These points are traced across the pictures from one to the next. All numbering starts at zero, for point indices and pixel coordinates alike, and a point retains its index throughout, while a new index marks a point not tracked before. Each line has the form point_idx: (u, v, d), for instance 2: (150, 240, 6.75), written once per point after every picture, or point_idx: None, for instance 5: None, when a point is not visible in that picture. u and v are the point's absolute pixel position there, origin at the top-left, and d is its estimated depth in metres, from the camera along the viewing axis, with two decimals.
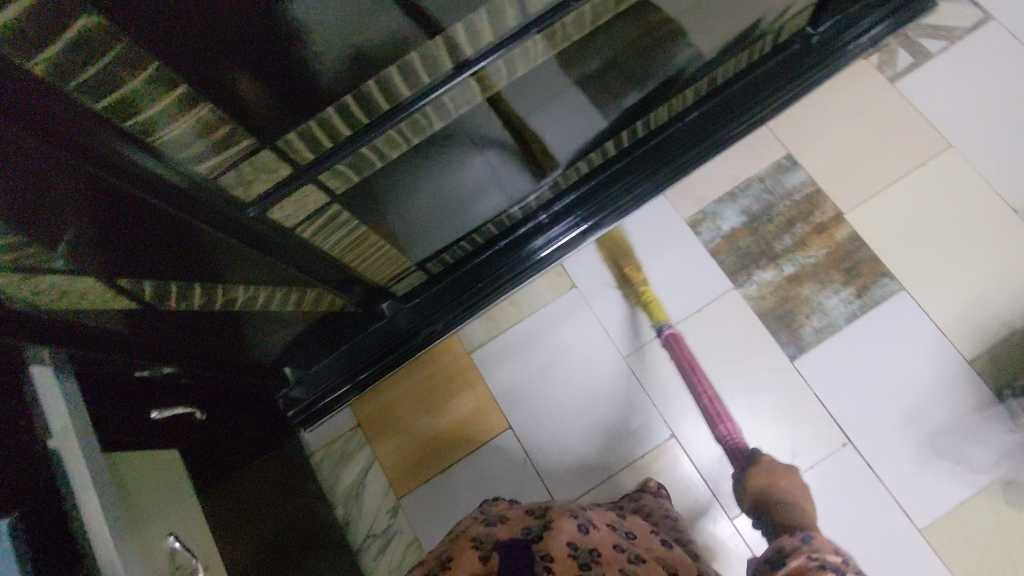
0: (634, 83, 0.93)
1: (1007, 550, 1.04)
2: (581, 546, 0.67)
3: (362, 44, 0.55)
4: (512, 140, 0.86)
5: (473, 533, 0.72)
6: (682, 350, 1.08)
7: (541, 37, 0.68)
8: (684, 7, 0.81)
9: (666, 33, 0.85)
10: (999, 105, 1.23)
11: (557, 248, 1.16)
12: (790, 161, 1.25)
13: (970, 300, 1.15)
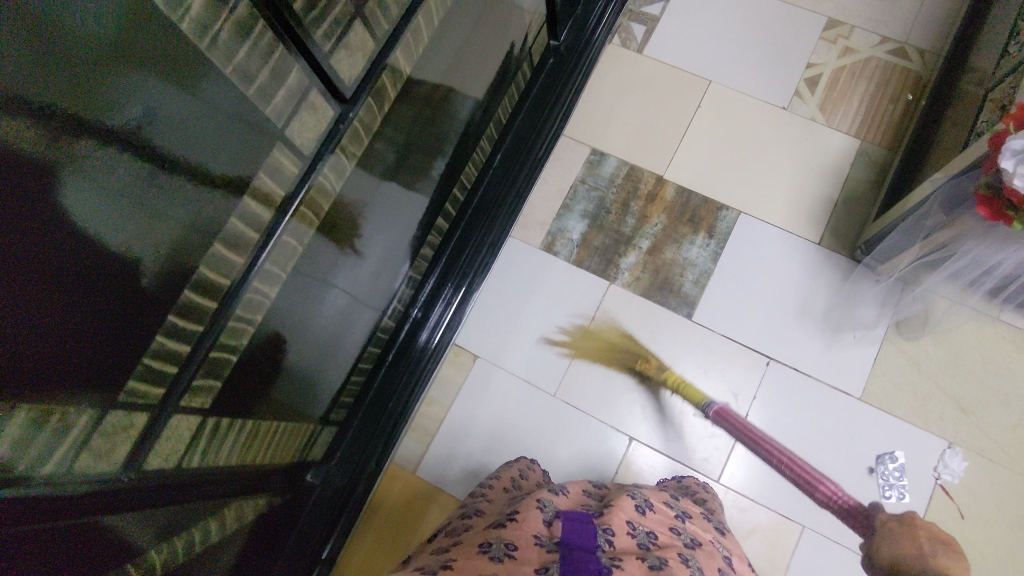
0: (432, 153, 0.95)
1: (925, 377, 1.18)
2: (639, 527, 0.70)
3: (179, 250, 0.53)
4: (349, 263, 0.86)
5: (538, 498, 0.75)
6: (737, 422, 1.14)
7: (330, 167, 0.68)
8: (437, 73, 0.85)
9: (436, 101, 0.89)
10: (726, 32, 1.40)
11: (444, 328, 1.17)
12: (596, 154, 1.34)
13: (794, 195, 1.28)
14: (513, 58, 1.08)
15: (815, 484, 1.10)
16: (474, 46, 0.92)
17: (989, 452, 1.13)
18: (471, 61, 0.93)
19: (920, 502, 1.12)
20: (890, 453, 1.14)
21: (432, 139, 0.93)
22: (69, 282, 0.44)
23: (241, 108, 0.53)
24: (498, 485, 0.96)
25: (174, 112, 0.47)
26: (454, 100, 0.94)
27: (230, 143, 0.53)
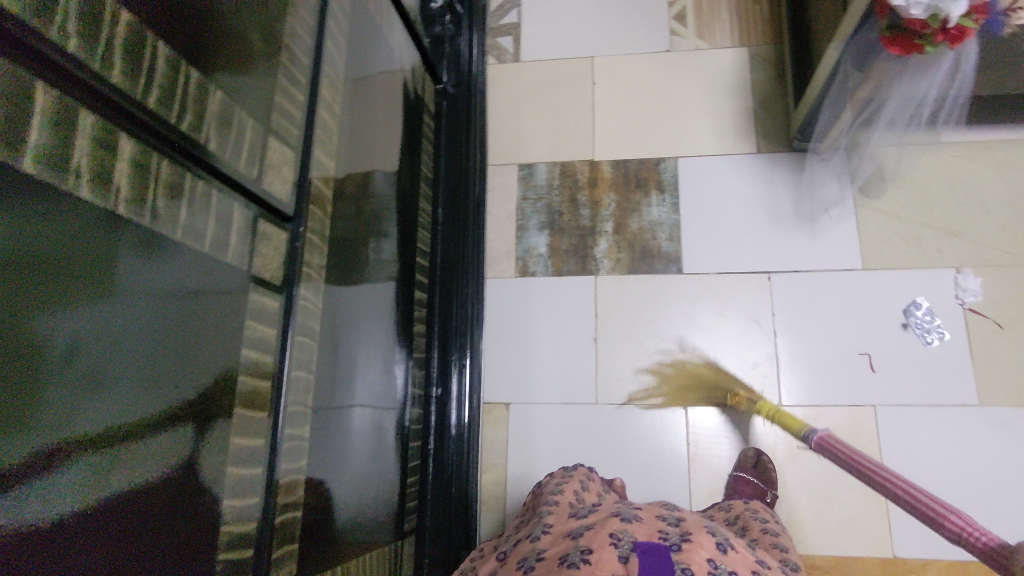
0: (378, 236, 0.94)
1: (910, 221, 1.21)
2: (722, 566, 0.59)
3: (185, 431, 0.50)
4: (355, 372, 0.84)
5: (610, 527, 0.64)
6: (842, 450, 0.90)
7: (304, 287, 0.66)
8: (349, 158, 0.85)
9: (361, 184, 0.88)
10: (584, 8, 1.45)
11: (469, 399, 1.12)
12: (525, 167, 1.35)
13: (715, 120, 1.32)
14: (411, 115, 1.07)
15: (943, 514, 0.70)
16: (372, 119, 0.93)
17: (995, 261, 1.16)
18: (375, 136, 0.94)
19: (961, 334, 1.14)
20: (913, 303, 1.16)
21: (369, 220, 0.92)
22: (107, 545, 0.42)
23: (171, 257, 0.49)
24: (564, 500, 0.83)
25: (108, 327, 0.43)
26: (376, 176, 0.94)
27: (171, 299, 0.49)
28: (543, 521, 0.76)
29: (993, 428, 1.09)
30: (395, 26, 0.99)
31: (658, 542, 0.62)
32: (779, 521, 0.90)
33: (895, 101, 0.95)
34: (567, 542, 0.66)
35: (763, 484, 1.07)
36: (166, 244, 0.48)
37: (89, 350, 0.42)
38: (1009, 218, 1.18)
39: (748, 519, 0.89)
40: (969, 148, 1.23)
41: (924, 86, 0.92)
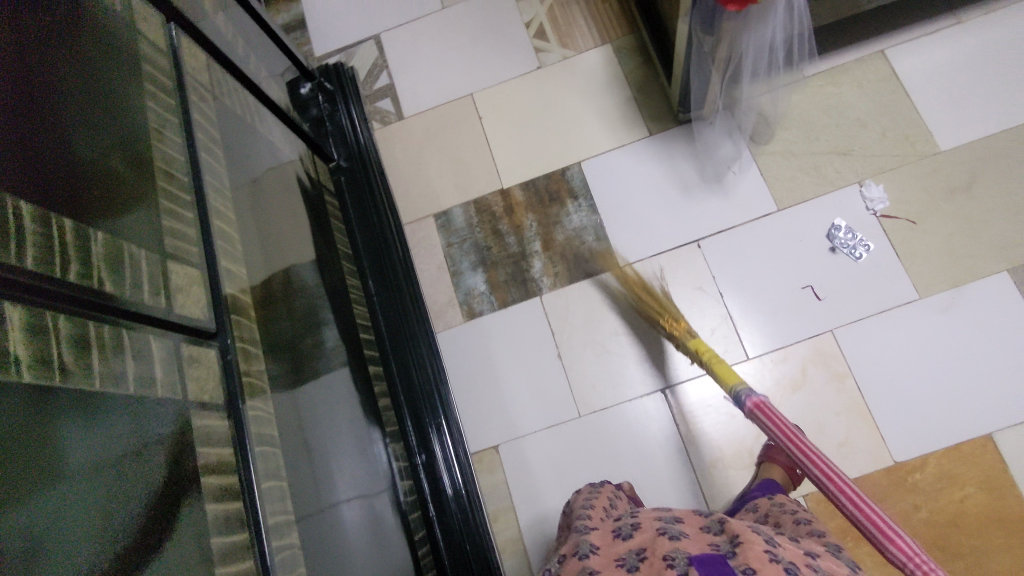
0: (315, 328, 0.94)
1: (805, 154, 1.28)
2: (781, 558, 0.60)
3: (191, 558, 0.51)
4: (328, 468, 0.83)
5: (661, 549, 0.64)
6: (777, 421, 0.81)
7: (251, 397, 0.65)
8: (261, 259, 0.85)
9: (281, 281, 0.88)
10: (449, 53, 1.49)
11: (459, 464, 1.06)
12: (442, 215, 1.36)
13: (602, 118, 1.37)
14: (309, 197, 1.06)
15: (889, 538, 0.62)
16: (272, 215, 0.92)
17: (889, 166, 1.24)
18: (282, 230, 0.93)
19: (884, 241, 1.20)
20: (833, 225, 1.22)
21: (299, 313, 0.91)
22: None
23: (108, 405, 0.49)
24: (597, 515, 0.82)
25: (70, 504, 0.44)
26: (294, 269, 0.93)
27: (122, 443, 0.49)
28: (581, 536, 0.74)
29: (940, 316, 1.14)
30: (269, 120, 0.99)
31: (712, 552, 0.62)
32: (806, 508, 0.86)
33: (749, 50, 1.00)
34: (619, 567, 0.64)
35: None
36: (96, 395, 0.49)
37: (60, 531, 0.43)
38: (887, 125, 1.26)
39: (777, 514, 0.85)
40: (832, 74, 1.31)
41: (772, 29, 0.97)
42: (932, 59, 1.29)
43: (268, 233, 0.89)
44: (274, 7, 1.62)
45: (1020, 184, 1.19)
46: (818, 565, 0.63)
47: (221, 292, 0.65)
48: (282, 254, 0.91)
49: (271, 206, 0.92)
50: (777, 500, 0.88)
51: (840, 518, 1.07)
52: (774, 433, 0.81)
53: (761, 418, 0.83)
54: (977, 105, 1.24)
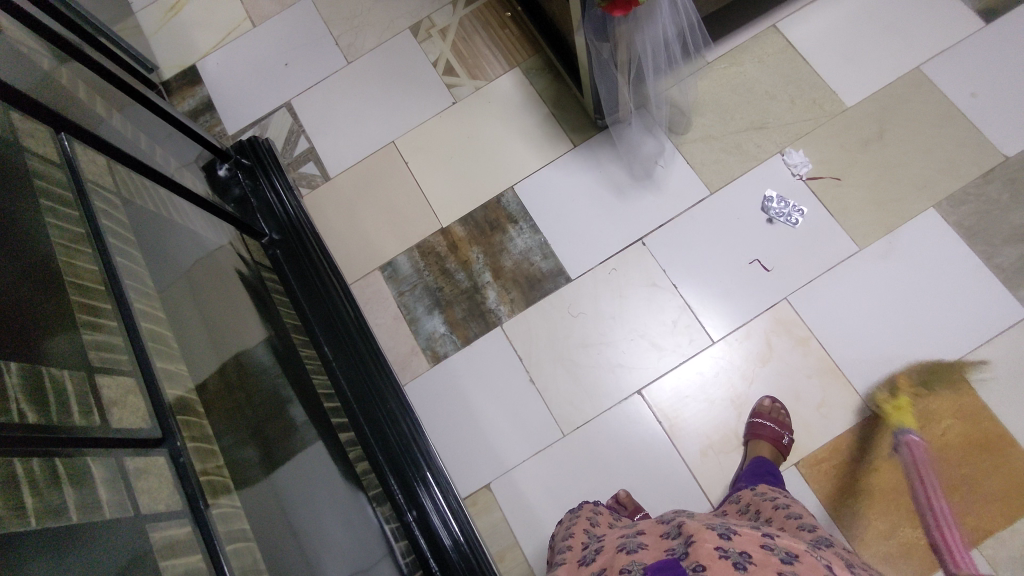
0: (273, 410, 0.92)
1: (724, 135, 1.31)
2: (732, 549, 0.59)
3: None
4: (304, 556, 0.81)
5: (619, 567, 0.65)
6: None
7: (212, 497, 0.62)
8: (204, 351, 0.83)
9: (231, 370, 0.87)
10: (363, 106, 1.50)
11: (453, 514, 1.02)
12: (388, 266, 1.35)
13: (525, 139, 1.39)
14: (244, 277, 1.03)
15: None
16: (208, 305, 0.90)
17: (803, 130, 1.28)
18: (221, 318, 0.91)
19: (815, 203, 1.23)
20: (764, 198, 1.25)
21: (252, 400, 0.88)
22: None
23: (50, 539, 0.47)
24: (574, 543, 0.83)
25: None
26: (241, 355, 0.91)
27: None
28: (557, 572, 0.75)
29: (883, 262, 1.18)
30: (190, 209, 0.97)
31: (668, 558, 0.62)
32: (788, 494, 0.89)
33: (645, 49, 1.02)
34: None
35: (778, 427, 1.08)
36: (37, 532, 0.46)
37: None
38: (794, 92, 1.31)
39: (758, 502, 0.88)
40: (732, 54, 1.35)
41: (662, 24, 0.99)
42: (821, 24, 1.34)
43: (205, 323, 0.86)
44: (178, 94, 1.60)
45: (927, 123, 1.24)
46: (773, 545, 0.61)
47: (161, 394, 0.62)
48: (225, 343, 0.89)
49: (205, 296, 0.90)
50: (758, 490, 0.91)
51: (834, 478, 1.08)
52: None
53: None
54: (871, 58, 1.30)
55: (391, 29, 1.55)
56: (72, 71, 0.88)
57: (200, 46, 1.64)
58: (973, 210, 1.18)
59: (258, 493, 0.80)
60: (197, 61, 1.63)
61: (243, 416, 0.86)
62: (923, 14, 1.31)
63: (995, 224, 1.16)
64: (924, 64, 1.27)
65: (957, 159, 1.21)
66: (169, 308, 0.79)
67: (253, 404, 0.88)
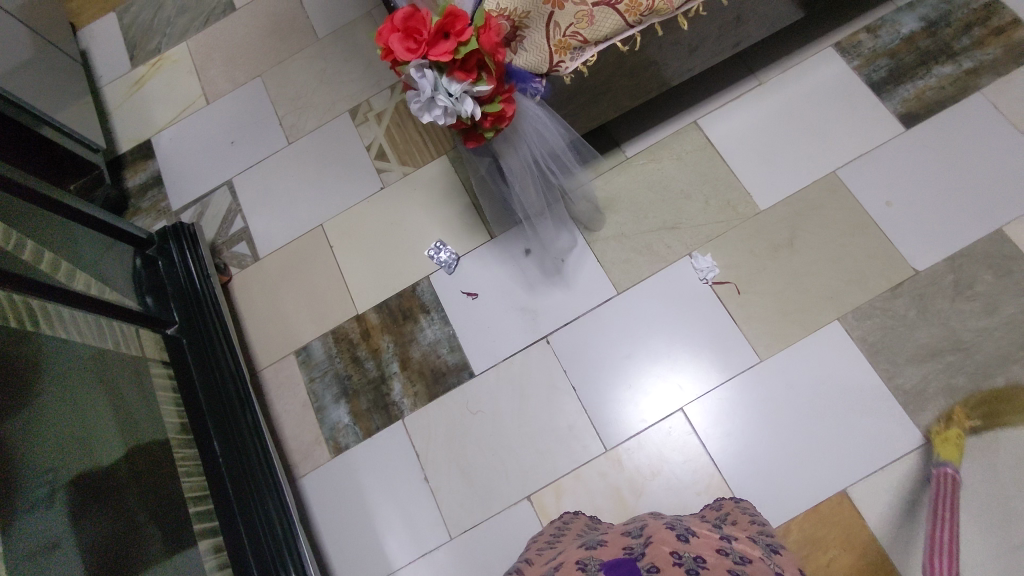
0: (150, 510, 0.98)
1: (636, 234, 1.29)
2: (686, 554, 0.64)
3: None
4: None
5: (574, 558, 0.68)
6: (945, 493, 0.96)
7: None
8: (52, 464, 0.87)
9: (92, 480, 0.91)
10: (297, 186, 1.53)
11: None
12: (302, 351, 1.37)
13: (444, 229, 1.40)
14: (129, 373, 1.07)
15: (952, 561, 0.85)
16: (70, 414, 0.93)
17: (715, 233, 1.25)
18: (83, 425, 0.94)
19: (720, 309, 1.21)
20: (669, 302, 1.23)
21: (118, 497, 0.94)
22: None
23: None
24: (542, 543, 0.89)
25: None
26: (98, 467, 0.93)
27: None
28: None
29: (784, 374, 1.15)
30: (69, 314, 1.01)
31: (624, 555, 0.65)
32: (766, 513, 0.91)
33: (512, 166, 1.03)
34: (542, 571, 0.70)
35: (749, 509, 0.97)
36: None
37: None
38: (709, 192, 1.28)
39: (738, 513, 0.90)
40: (652, 150, 1.33)
41: (525, 147, 1.00)
42: (741, 123, 1.32)
43: (63, 436, 0.90)
44: (131, 166, 1.67)
45: (838, 233, 1.21)
46: (728, 552, 0.67)
47: None
48: (83, 451, 0.92)
49: (66, 399, 0.93)
50: (740, 504, 0.93)
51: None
52: (940, 498, 0.96)
53: (943, 487, 0.97)
54: (787, 162, 1.27)
55: (331, 109, 1.58)
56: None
57: (155, 120, 1.71)
58: (877, 325, 1.14)
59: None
60: (153, 134, 1.69)
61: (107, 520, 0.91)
62: (844, 116, 1.28)
63: (899, 342, 1.12)
64: (840, 169, 1.25)
65: (866, 271, 1.17)
66: (5, 428, 0.82)
67: (123, 507, 0.94)
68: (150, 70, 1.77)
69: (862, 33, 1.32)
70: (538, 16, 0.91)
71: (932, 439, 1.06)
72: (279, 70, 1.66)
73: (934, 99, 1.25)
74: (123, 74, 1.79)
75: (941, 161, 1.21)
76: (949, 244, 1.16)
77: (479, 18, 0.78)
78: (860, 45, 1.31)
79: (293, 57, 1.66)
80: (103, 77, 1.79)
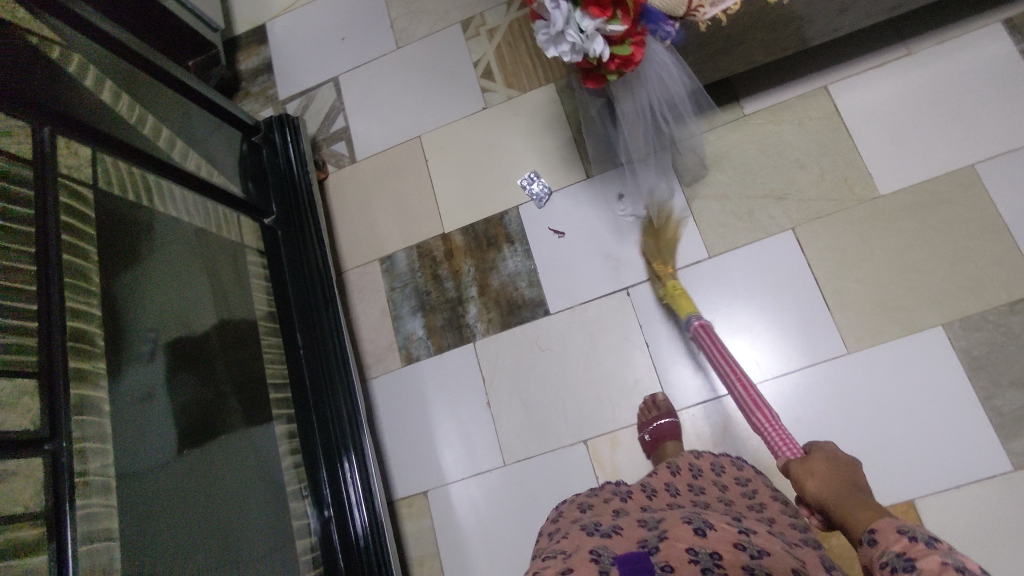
0: (235, 381, 1.05)
1: (742, 198, 1.22)
2: (702, 551, 0.63)
3: None
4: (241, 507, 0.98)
5: (590, 546, 0.69)
6: (710, 341, 1.04)
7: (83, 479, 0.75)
8: (160, 321, 0.94)
9: (191, 342, 0.99)
10: (401, 93, 1.52)
11: (369, 515, 1.16)
12: (387, 260, 1.41)
13: (541, 160, 1.37)
14: (227, 257, 1.13)
15: (755, 410, 0.97)
16: (176, 279, 1.00)
17: (827, 211, 1.18)
18: (187, 292, 1.01)
19: (815, 290, 1.15)
20: (762, 274, 1.18)
21: (210, 370, 1.01)
22: None
23: None
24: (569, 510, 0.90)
25: None
26: (194, 328, 1.00)
27: None
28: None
29: (870, 371, 1.10)
30: (180, 193, 1.06)
31: (639, 550, 0.66)
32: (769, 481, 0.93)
33: (625, 109, 0.98)
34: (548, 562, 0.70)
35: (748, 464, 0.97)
36: None
37: None
38: (829, 166, 1.19)
39: (758, 485, 0.91)
40: (776, 110, 1.24)
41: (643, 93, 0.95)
42: (882, 94, 1.20)
43: (169, 298, 0.97)
44: (245, 50, 1.69)
45: (965, 233, 1.11)
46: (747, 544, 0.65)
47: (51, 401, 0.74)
48: (185, 312, 0.99)
49: (172, 265, 1.00)
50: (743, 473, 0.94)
51: (819, 479, 0.82)
52: (709, 346, 1.05)
53: (702, 336, 1.05)
54: (926, 146, 1.16)
55: (444, 18, 1.54)
56: (81, 52, 0.93)
57: (272, 5, 1.71)
58: (986, 339, 1.07)
59: (217, 447, 0.97)
60: (268, 20, 1.70)
61: (202, 381, 0.99)
62: (1002, 104, 1.14)
63: (1003, 361, 1.05)
64: (984, 163, 1.13)
65: (986, 280, 1.09)
66: (121, 281, 0.88)
67: (215, 372, 1.02)
68: None
69: None
70: None
71: (1019, 467, 1.01)
72: None
73: None
74: None
75: None
76: None
77: None
78: None
79: None
80: None
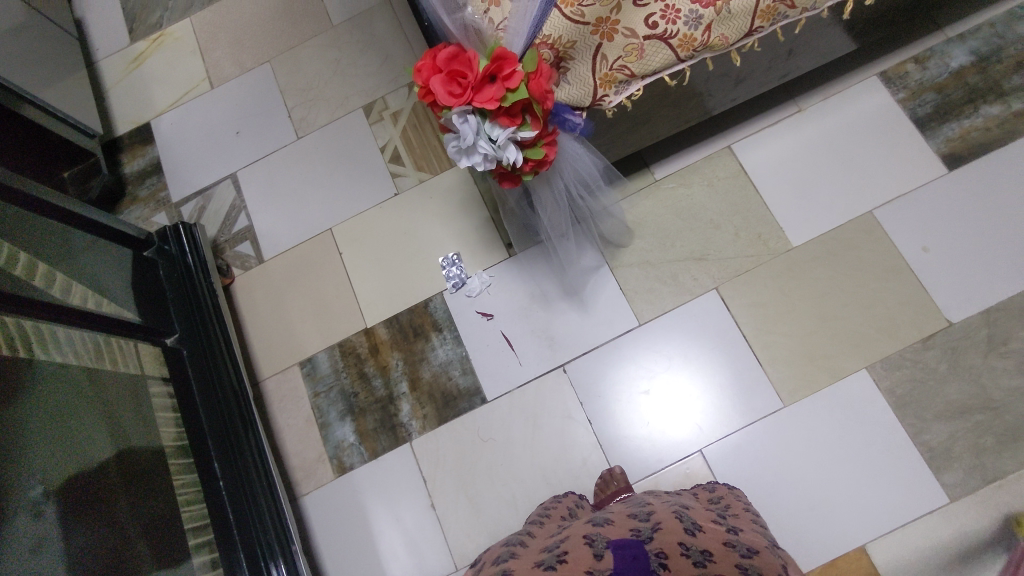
0: (143, 528, 0.93)
1: (663, 263, 1.24)
2: (693, 546, 0.66)
3: None
4: None
5: (583, 533, 0.71)
6: None
7: None
8: (49, 477, 0.82)
9: (91, 492, 0.87)
10: (306, 184, 1.46)
11: None
12: (307, 363, 1.32)
13: (460, 243, 1.34)
14: (127, 392, 1.02)
15: None
16: (66, 425, 0.88)
17: (744, 268, 1.21)
18: (81, 439, 0.90)
19: (743, 347, 1.17)
20: (692, 337, 1.19)
21: (115, 526, 0.89)
22: None
23: None
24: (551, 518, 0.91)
25: None
26: (93, 474, 0.89)
27: None
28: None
29: (806, 422, 1.12)
30: (62, 332, 0.94)
31: (632, 536, 0.68)
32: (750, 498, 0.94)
33: (542, 197, 0.97)
34: (544, 547, 0.72)
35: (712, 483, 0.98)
36: None
37: None
38: (740, 224, 1.23)
39: (730, 493, 0.93)
40: (683, 174, 1.27)
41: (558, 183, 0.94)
42: (777, 152, 1.26)
43: (60, 449, 0.86)
44: (129, 151, 1.58)
45: (872, 276, 1.17)
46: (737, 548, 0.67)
47: None
48: (80, 459, 0.88)
49: (59, 410, 0.88)
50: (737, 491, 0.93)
51: None
52: None
53: None
54: (824, 197, 1.22)
55: (345, 105, 1.50)
56: None
57: (156, 102, 1.61)
58: (906, 377, 1.11)
59: None
60: (153, 118, 1.60)
61: (106, 537, 0.87)
62: (885, 152, 1.22)
63: (926, 397, 1.10)
64: (877, 209, 1.20)
65: (897, 319, 1.14)
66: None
67: (121, 522, 0.90)
68: (151, 46, 1.67)
69: (909, 63, 1.26)
70: (585, 47, 0.84)
71: (955, 499, 1.05)
72: (288, 57, 1.57)
73: (979, 141, 1.20)
74: (121, 48, 1.68)
75: (982, 207, 1.17)
76: (985, 297, 1.13)
77: (529, 61, 0.72)
78: (906, 77, 1.26)
79: (304, 44, 1.57)
80: (100, 51, 1.68)
